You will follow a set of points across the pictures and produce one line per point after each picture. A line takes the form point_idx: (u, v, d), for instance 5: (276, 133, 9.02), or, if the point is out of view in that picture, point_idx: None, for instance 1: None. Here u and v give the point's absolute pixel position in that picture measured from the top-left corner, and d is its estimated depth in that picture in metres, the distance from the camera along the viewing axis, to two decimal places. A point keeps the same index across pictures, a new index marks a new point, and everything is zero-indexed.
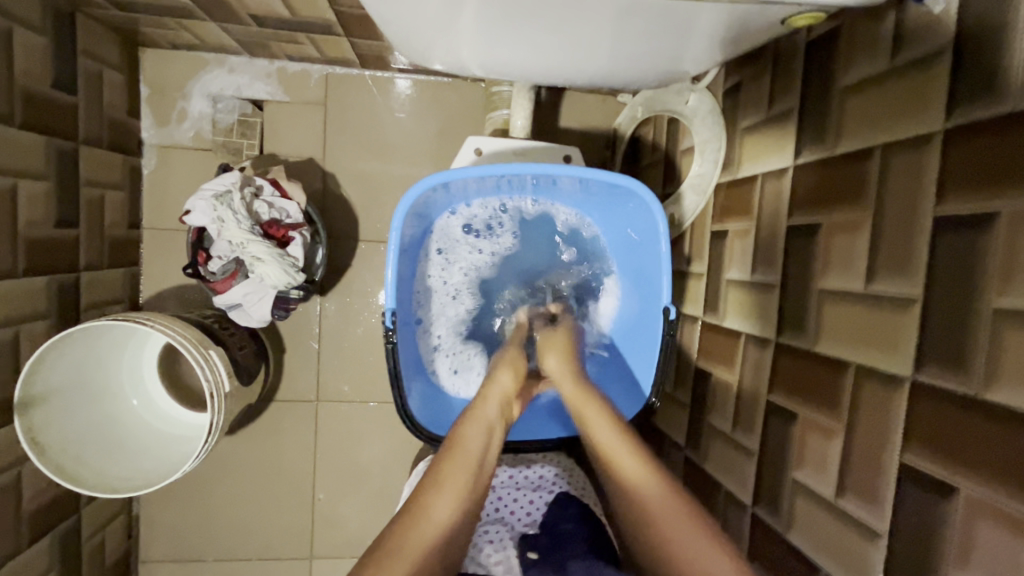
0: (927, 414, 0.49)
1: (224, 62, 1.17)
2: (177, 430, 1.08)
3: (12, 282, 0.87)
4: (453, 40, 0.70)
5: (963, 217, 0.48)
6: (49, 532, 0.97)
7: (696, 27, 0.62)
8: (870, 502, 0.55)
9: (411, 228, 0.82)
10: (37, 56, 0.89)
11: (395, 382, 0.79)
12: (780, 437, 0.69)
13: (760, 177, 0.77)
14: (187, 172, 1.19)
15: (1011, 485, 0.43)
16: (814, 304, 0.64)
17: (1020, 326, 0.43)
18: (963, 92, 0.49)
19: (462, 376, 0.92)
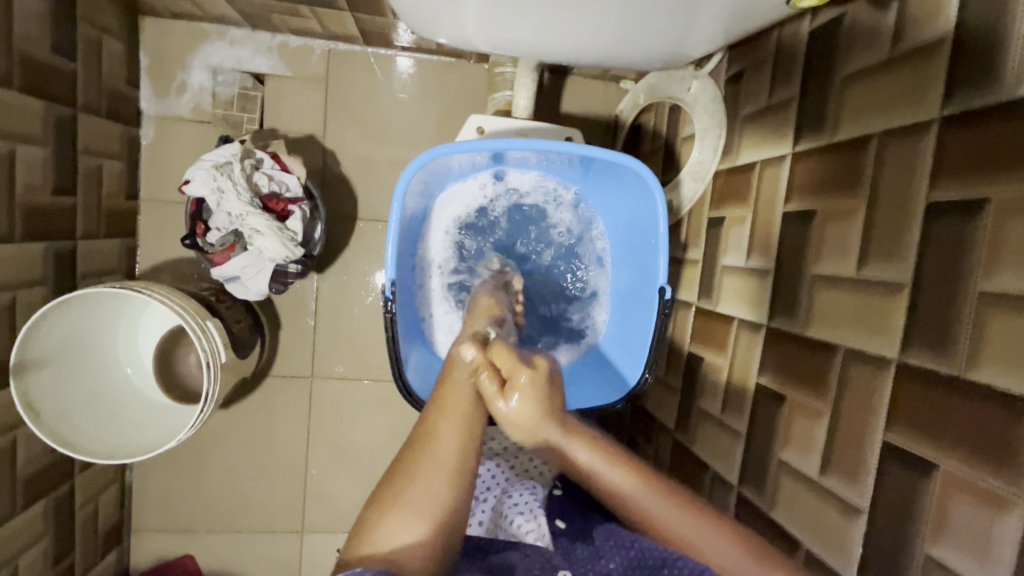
0: (910, 395, 0.51)
1: (226, 34, 1.16)
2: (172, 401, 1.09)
3: (9, 247, 0.86)
4: (459, 15, 0.70)
5: (954, 204, 0.49)
6: (43, 498, 0.98)
7: (702, 8, 0.63)
8: (851, 481, 0.57)
9: (413, 199, 0.82)
10: (37, 19, 0.88)
11: (393, 351, 0.80)
12: (768, 420, 0.70)
13: (758, 164, 0.78)
14: (186, 144, 1.18)
15: (986, 464, 0.45)
16: (807, 290, 0.66)
17: (1005, 309, 0.44)
18: (959, 81, 0.50)
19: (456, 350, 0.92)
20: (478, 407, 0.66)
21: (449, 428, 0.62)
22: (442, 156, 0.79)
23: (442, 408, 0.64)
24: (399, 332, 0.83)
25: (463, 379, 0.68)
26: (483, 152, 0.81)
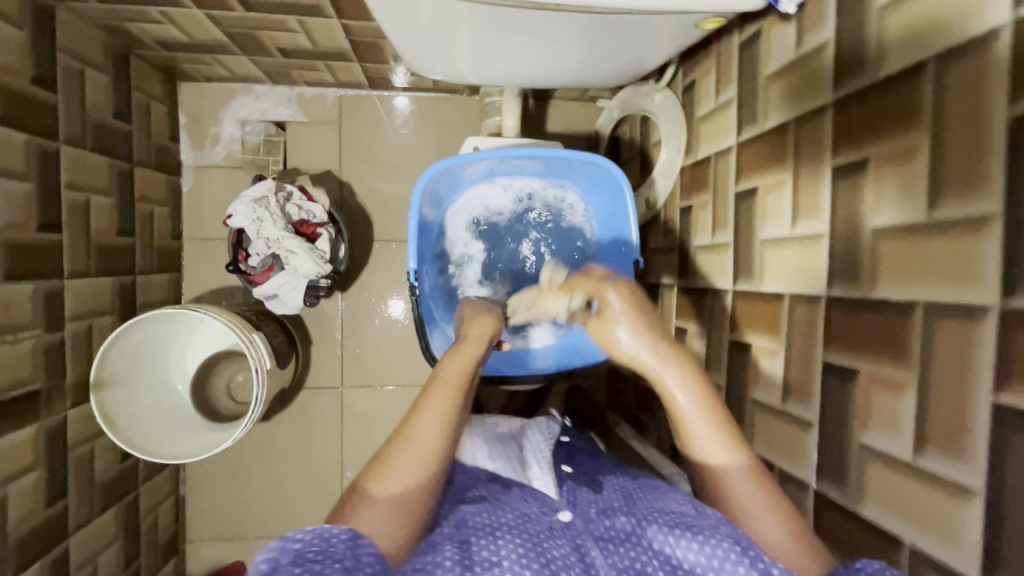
0: (838, 319, 0.63)
1: (250, 91, 1.34)
2: (210, 416, 1.22)
3: (84, 281, 1.02)
4: (451, 56, 0.86)
5: (849, 164, 0.62)
6: (115, 504, 1.11)
7: (644, 33, 0.78)
8: (804, 401, 0.68)
9: (426, 204, 0.96)
10: (101, 91, 1.06)
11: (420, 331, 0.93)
12: (742, 368, 0.82)
13: (714, 155, 0.91)
14: (222, 187, 1.35)
15: (891, 359, 0.56)
16: (759, 253, 0.78)
17: (890, 237, 0.56)
18: (842, 70, 0.63)
19: None
20: (459, 415, 0.64)
21: (427, 425, 0.61)
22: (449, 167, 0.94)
23: (424, 408, 0.63)
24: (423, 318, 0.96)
25: (447, 387, 0.65)
26: (482, 161, 0.95)
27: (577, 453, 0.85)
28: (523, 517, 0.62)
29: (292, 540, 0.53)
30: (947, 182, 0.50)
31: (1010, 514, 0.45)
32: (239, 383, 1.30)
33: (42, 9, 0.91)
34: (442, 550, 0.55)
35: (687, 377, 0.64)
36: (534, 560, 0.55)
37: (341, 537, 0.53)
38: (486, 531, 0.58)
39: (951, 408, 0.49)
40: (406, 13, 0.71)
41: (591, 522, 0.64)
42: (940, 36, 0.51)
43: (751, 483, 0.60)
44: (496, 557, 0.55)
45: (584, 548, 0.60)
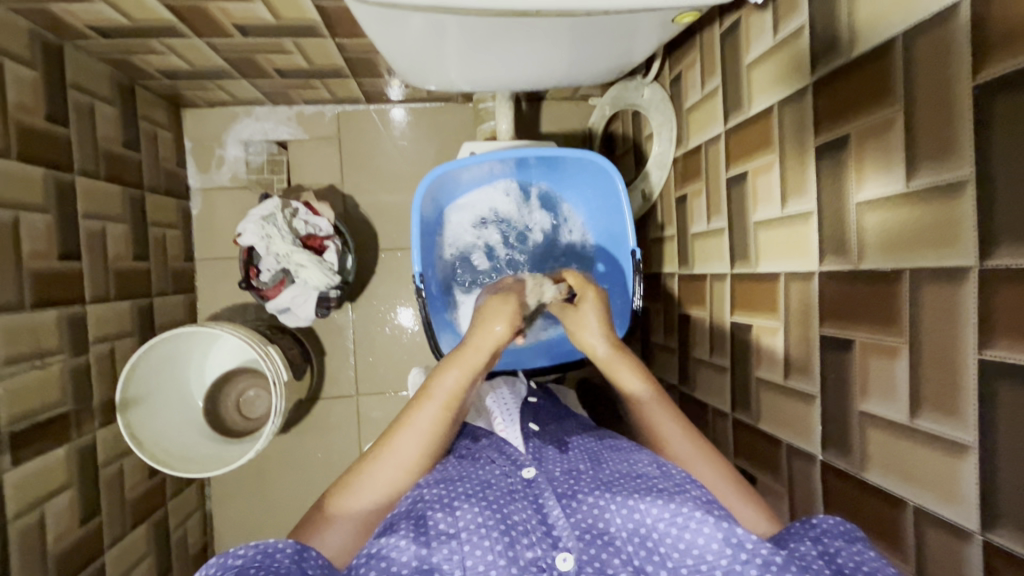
0: (831, 293, 0.65)
1: (251, 112, 1.38)
2: (219, 429, 1.24)
3: (104, 305, 1.06)
4: (442, 66, 0.88)
5: (831, 142, 0.64)
6: (146, 520, 1.15)
7: (628, 31, 0.80)
8: (805, 375, 0.70)
9: (428, 207, 0.99)
10: (111, 123, 1.11)
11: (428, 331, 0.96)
12: (745, 348, 0.84)
13: (704, 144, 0.94)
14: (229, 208, 1.39)
15: (883, 327, 0.58)
16: (753, 235, 0.80)
17: (874, 209, 0.58)
18: (819, 53, 0.66)
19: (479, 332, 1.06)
20: (440, 431, 0.69)
21: (405, 443, 0.68)
22: (449, 170, 0.97)
23: (405, 427, 0.69)
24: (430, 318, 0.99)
25: (434, 404, 0.70)
26: (482, 163, 0.98)
27: (544, 410, 0.87)
28: (481, 484, 0.65)
29: (235, 556, 0.57)
30: (923, 152, 0.52)
31: (1003, 464, 0.47)
32: (251, 398, 1.31)
33: (52, 48, 0.95)
34: (398, 531, 0.59)
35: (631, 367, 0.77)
36: (494, 528, 0.59)
37: (285, 552, 0.57)
38: (442, 503, 0.62)
39: (942, 367, 0.51)
40: (397, 28, 0.74)
41: (554, 480, 0.67)
42: (908, 11, 0.54)
43: (658, 405, 0.74)
44: (454, 528, 0.60)
45: (545, 508, 0.64)
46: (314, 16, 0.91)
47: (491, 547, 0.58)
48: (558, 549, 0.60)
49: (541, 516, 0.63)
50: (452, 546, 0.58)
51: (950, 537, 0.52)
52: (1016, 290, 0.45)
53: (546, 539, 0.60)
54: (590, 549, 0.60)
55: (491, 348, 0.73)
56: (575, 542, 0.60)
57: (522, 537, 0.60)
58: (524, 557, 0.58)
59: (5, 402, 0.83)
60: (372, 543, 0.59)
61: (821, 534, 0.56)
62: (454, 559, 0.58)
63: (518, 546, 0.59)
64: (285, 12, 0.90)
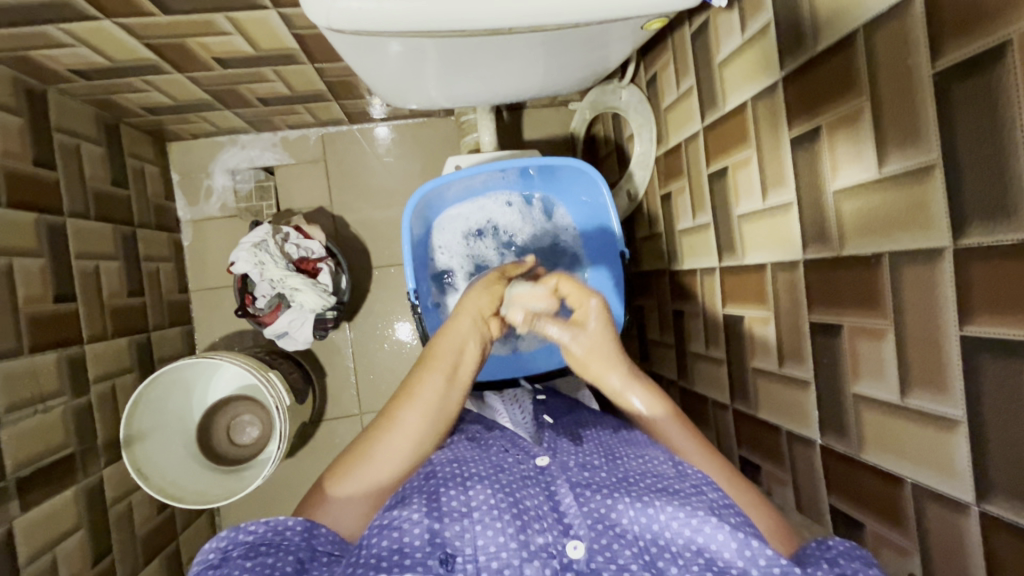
0: (817, 281, 0.66)
1: (236, 141, 1.39)
2: (207, 456, 1.19)
3: (103, 343, 1.07)
4: (422, 86, 0.89)
5: (803, 135, 0.66)
6: (157, 555, 1.14)
7: (602, 40, 0.81)
8: (798, 362, 0.72)
9: (417, 225, 1.00)
10: (97, 162, 1.11)
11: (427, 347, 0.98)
12: (738, 339, 0.85)
13: (684, 142, 0.96)
14: (220, 237, 1.40)
15: (868, 310, 0.59)
16: (738, 228, 0.82)
17: (849, 196, 0.60)
18: (785, 48, 0.68)
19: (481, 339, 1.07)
20: (443, 404, 0.70)
21: (410, 415, 0.68)
22: (435, 186, 0.98)
23: (409, 399, 0.69)
24: (427, 333, 1.01)
25: (435, 376, 0.71)
26: (467, 177, 0.99)
27: (555, 405, 0.88)
28: (494, 468, 0.67)
29: (245, 532, 0.60)
30: (891, 140, 0.54)
31: (991, 437, 0.48)
32: (246, 433, 1.27)
33: (36, 94, 0.96)
34: (411, 504, 0.61)
35: (641, 389, 0.75)
36: (505, 511, 0.61)
37: (295, 529, 0.60)
38: (456, 481, 0.63)
39: (926, 345, 0.53)
40: (375, 55, 0.75)
41: (566, 470, 0.67)
42: (866, 5, 0.56)
43: (677, 424, 0.73)
44: (466, 507, 0.61)
45: (556, 496, 0.64)
46: (292, 44, 0.93)
47: (501, 528, 0.59)
48: (569, 537, 0.60)
49: (552, 504, 0.64)
50: (464, 524, 0.60)
51: (948, 510, 0.53)
52: (989, 267, 0.46)
53: (557, 526, 0.61)
54: (601, 539, 0.60)
55: (476, 316, 0.76)
56: (586, 531, 0.60)
57: (534, 522, 0.61)
58: (535, 542, 0.59)
59: (9, 449, 0.83)
60: (384, 515, 0.60)
61: (836, 557, 0.55)
62: (465, 537, 0.59)
63: (529, 531, 0.60)
64: (264, 43, 0.91)
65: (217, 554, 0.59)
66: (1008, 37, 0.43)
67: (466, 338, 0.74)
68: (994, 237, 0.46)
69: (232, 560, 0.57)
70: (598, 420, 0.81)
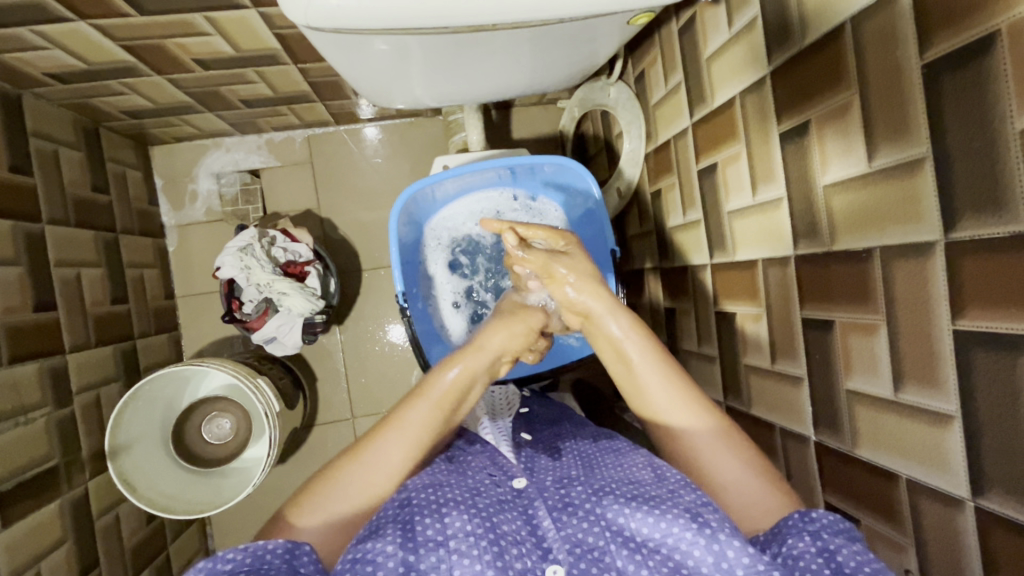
0: (808, 276, 0.66)
1: (221, 144, 1.37)
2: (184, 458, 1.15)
3: (86, 353, 1.04)
4: (408, 84, 0.88)
5: (792, 130, 0.65)
6: (147, 567, 1.13)
7: (591, 35, 0.80)
8: (791, 359, 0.71)
9: (405, 227, 0.99)
10: (77, 167, 1.09)
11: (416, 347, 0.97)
12: (731, 337, 0.85)
13: (673, 138, 0.95)
14: (206, 242, 1.38)
15: (859, 305, 0.59)
16: (729, 224, 0.81)
17: (840, 191, 0.60)
18: (772, 43, 0.67)
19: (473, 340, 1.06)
20: (430, 431, 0.69)
21: (393, 440, 0.67)
22: (423, 188, 0.97)
23: (394, 425, 0.68)
24: (416, 333, 0.99)
25: (427, 403, 0.69)
26: (456, 178, 0.98)
27: (536, 417, 0.88)
28: (471, 491, 0.64)
29: (223, 560, 0.57)
30: (880, 134, 0.54)
31: (985, 431, 0.48)
32: (218, 426, 1.22)
33: (10, 98, 0.94)
34: (385, 535, 0.57)
35: (636, 338, 0.71)
36: (482, 537, 0.58)
37: (277, 551, 0.57)
38: (431, 509, 0.61)
39: (919, 339, 0.52)
40: (359, 53, 0.74)
41: (544, 491, 0.66)
42: None
43: (706, 426, 0.67)
44: (442, 535, 0.58)
45: (535, 519, 0.63)
46: (274, 44, 0.91)
47: (479, 556, 0.57)
48: (548, 561, 0.59)
49: (531, 528, 0.63)
50: (440, 554, 0.57)
51: (943, 507, 0.53)
52: (981, 260, 0.46)
53: (537, 551, 0.60)
54: (580, 564, 0.59)
55: (498, 349, 0.75)
56: (565, 555, 0.59)
57: (512, 547, 0.59)
58: (514, 567, 0.58)
59: None
60: (357, 549, 0.57)
61: (819, 530, 0.54)
62: (441, 567, 0.57)
63: (508, 556, 0.58)
64: (245, 43, 0.89)
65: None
66: (998, 27, 0.42)
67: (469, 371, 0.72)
68: (987, 230, 0.45)
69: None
70: (576, 431, 0.81)
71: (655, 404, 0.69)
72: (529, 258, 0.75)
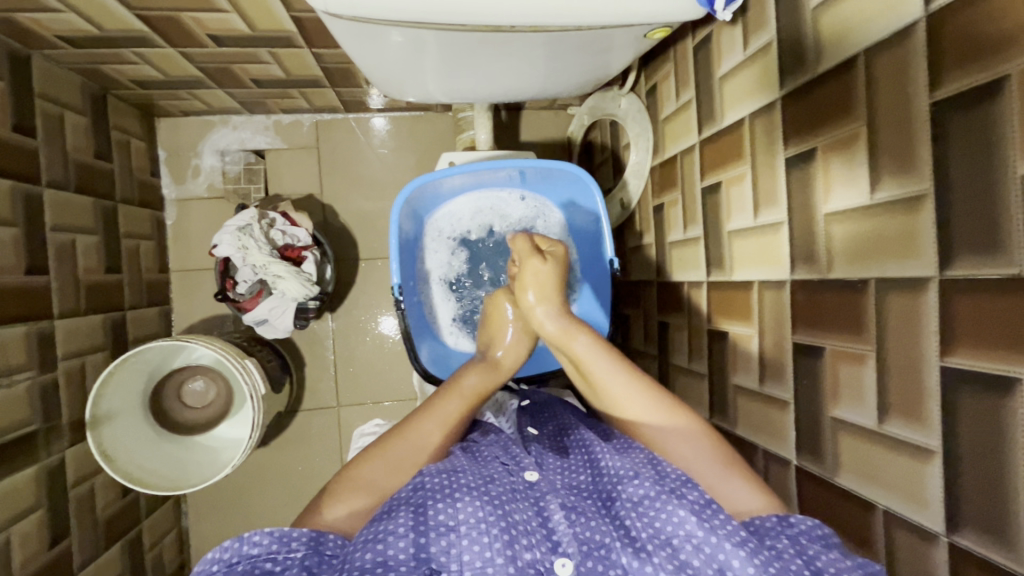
0: (802, 301, 0.66)
1: (228, 122, 1.37)
2: (165, 432, 1.14)
3: (75, 320, 1.04)
4: (421, 79, 0.88)
5: (798, 157, 0.66)
6: (118, 540, 1.12)
7: (607, 45, 0.80)
8: (779, 383, 0.72)
9: (407, 219, 0.99)
10: (81, 133, 1.08)
11: (408, 340, 0.97)
12: (721, 355, 0.85)
13: (680, 153, 0.95)
14: (205, 218, 1.37)
15: (850, 334, 0.59)
16: (729, 243, 0.82)
17: (841, 220, 0.60)
18: (786, 69, 0.68)
19: (465, 339, 1.06)
20: (460, 423, 0.72)
21: (430, 426, 0.69)
22: (430, 182, 0.97)
23: (431, 413, 0.71)
24: (410, 327, 0.99)
25: (460, 399, 0.73)
26: (463, 174, 0.99)
27: (537, 410, 0.87)
28: (484, 478, 0.62)
29: (250, 543, 0.55)
30: (885, 167, 0.54)
31: (964, 469, 0.48)
32: (196, 390, 1.23)
33: (19, 58, 0.93)
34: (397, 517, 0.56)
35: (591, 340, 0.73)
36: (494, 524, 0.56)
37: (302, 540, 0.56)
38: (442, 493, 0.59)
39: (906, 372, 0.53)
40: (375, 44, 0.74)
41: (557, 487, 0.64)
42: (868, 31, 0.56)
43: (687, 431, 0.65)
44: (454, 520, 0.56)
45: (546, 511, 0.60)
46: (291, 27, 0.91)
47: (489, 543, 0.55)
48: (557, 554, 0.56)
49: (542, 520, 0.60)
50: (451, 539, 0.55)
51: (918, 541, 0.53)
52: (972, 302, 0.46)
53: (546, 543, 0.57)
54: (588, 561, 0.56)
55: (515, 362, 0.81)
56: (575, 548, 0.57)
57: (522, 537, 0.56)
58: (523, 558, 0.55)
59: None
60: (369, 530, 0.56)
61: (797, 535, 0.54)
62: (451, 552, 0.55)
63: (518, 546, 0.56)
64: (261, 23, 0.89)
65: (220, 564, 0.55)
66: (1009, 71, 0.43)
67: (491, 372, 0.78)
68: (983, 270, 0.46)
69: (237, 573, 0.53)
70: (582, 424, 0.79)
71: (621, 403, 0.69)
72: (516, 245, 0.81)
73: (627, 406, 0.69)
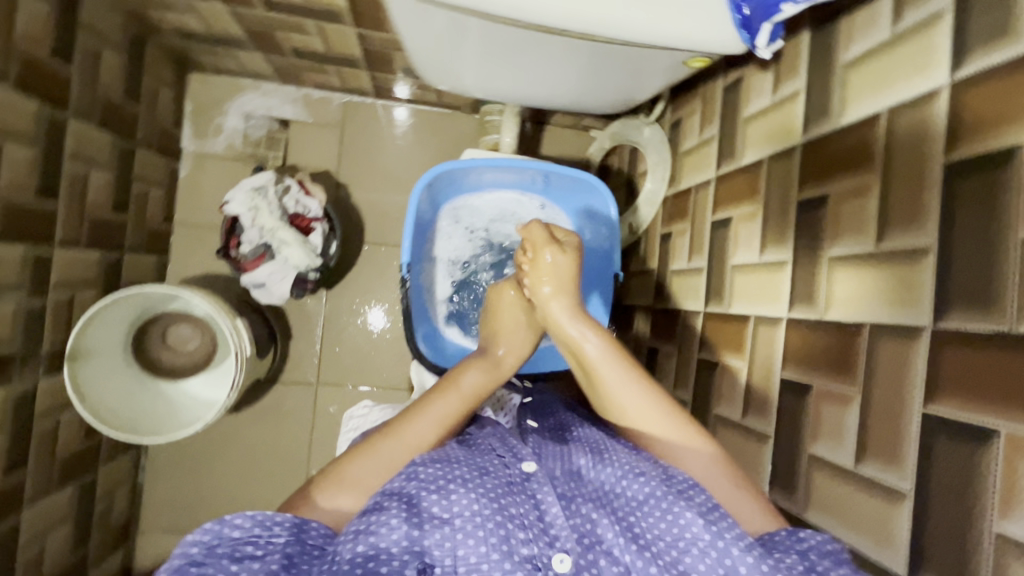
0: (795, 339, 0.68)
1: (258, 87, 1.38)
2: (140, 379, 1.12)
3: (72, 251, 1.03)
4: (458, 67, 0.91)
5: (810, 201, 0.69)
6: (72, 482, 1.09)
7: (643, 66, 0.84)
8: (761, 416, 0.73)
9: (426, 201, 1.00)
10: (114, 70, 1.09)
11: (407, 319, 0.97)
12: (707, 384, 0.87)
13: (695, 186, 0.98)
14: (218, 176, 1.37)
15: (838, 374, 0.61)
16: (730, 276, 0.84)
17: (844, 265, 0.63)
18: (810, 117, 0.71)
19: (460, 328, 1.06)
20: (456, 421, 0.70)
21: (422, 425, 0.67)
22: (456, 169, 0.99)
23: (422, 411, 0.68)
24: (410, 306, 0.99)
25: (455, 396, 0.71)
26: (489, 167, 1.01)
27: (539, 406, 0.87)
28: (479, 470, 0.61)
29: (231, 526, 0.55)
30: (892, 219, 0.57)
31: (932, 514, 0.50)
32: (181, 334, 1.21)
33: None
34: (388, 509, 0.55)
35: (601, 339, 0.72)
36: (490, 518, 0.56)
37: (284, 525, 0.56)
38: (436, 485, 0.58)
39: (887, 416, 0.55)
40: (424, 24, 0.77)
41: (555, 480, 0.63)
42: (893, 91, 0.59)
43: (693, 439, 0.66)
44: (448, 513, 0.56)
45: (542, 504, 0.59)
46: (341, 2, 0.93)
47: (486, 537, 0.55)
48: (555, 548, 0.56)
49: (539, 512, 0.59)
50: (445, 532, 0.55)
51: None
52: (959, 355, 0.48)
53: (544, 537, 0.57)
54: (588, 555, 0.56)
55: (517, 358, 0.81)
56: (573, 544, 0.57)
57: (519, 531, 0.56)
58: (519, 552, 0.55)
59: None
60: (359, 520, 0.55)
61: (807, 550, 0.55)
62: (445, 546, 0.54)
63: (514, 541, 0.55)
64: None
65: (200, 547, 0.54)
66: (1018, 143, 0.46)
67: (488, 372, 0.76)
68: (975, 324, 0.48)
69: (215, 557, 0.53)
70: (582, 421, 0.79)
71: (625, 407, 0.69)
72: (531, 232, 0.79)
73: (632, 410, 0.69)
